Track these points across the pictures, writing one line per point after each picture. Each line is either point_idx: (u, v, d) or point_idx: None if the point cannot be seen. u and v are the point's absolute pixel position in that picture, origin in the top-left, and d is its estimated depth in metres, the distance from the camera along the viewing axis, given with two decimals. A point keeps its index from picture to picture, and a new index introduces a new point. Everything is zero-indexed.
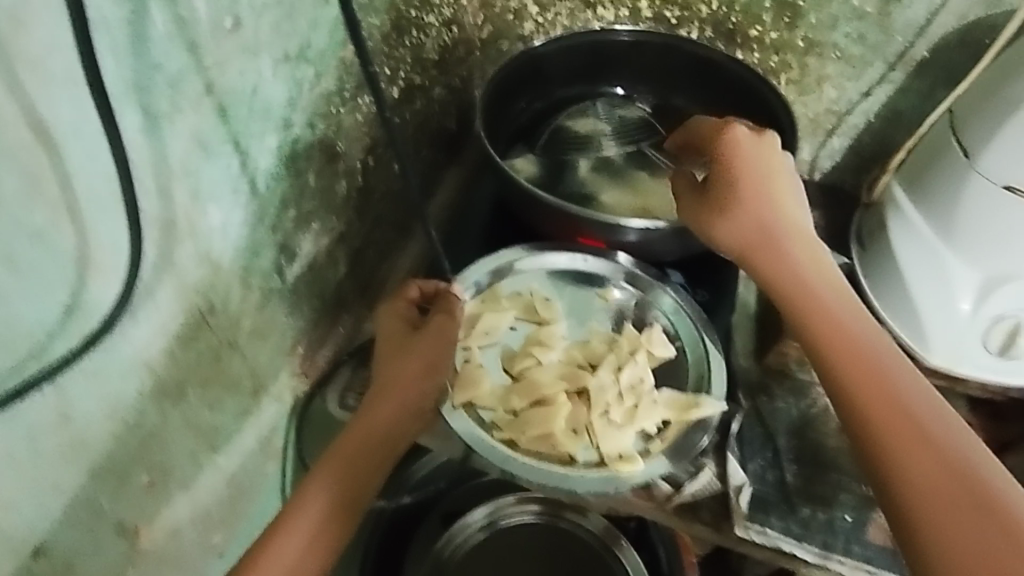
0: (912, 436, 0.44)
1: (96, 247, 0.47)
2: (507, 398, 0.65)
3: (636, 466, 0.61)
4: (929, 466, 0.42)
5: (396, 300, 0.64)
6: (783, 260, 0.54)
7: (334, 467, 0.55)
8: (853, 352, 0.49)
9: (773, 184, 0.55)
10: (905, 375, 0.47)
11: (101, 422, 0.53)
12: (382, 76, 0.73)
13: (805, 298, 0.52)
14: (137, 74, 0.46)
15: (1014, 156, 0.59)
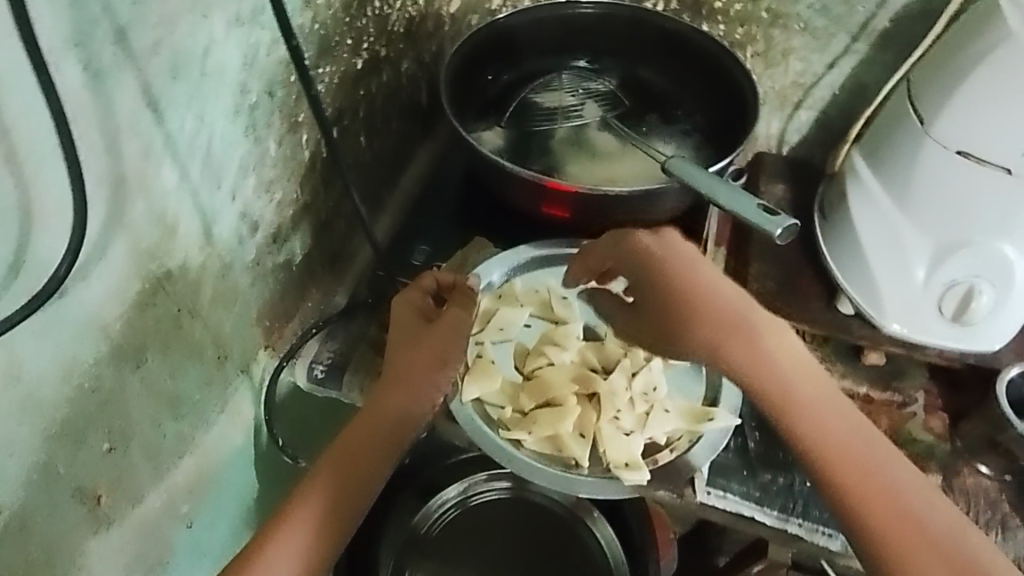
0: (911, 526, 0.47)
1: (39, 200, 0.43)
2: (517, 396, 0.68)
3: (641, 475, 0.62)
4: (930, 553, 0.47)
5: (411, 289, 0.65)
6: (755, 361, 0.52)
7: (342, 456, 0.57)
8: (843, 452, 0.50)
9: (708, 282, 0.55)
10: (884, 452, 0.50)
11: (55, 382, 0.49)
12: (343, 46, 0.71)
13: (784, 399, 0.51)
14: (76, 24, 0.42)
15: (967, 120, 0.58)
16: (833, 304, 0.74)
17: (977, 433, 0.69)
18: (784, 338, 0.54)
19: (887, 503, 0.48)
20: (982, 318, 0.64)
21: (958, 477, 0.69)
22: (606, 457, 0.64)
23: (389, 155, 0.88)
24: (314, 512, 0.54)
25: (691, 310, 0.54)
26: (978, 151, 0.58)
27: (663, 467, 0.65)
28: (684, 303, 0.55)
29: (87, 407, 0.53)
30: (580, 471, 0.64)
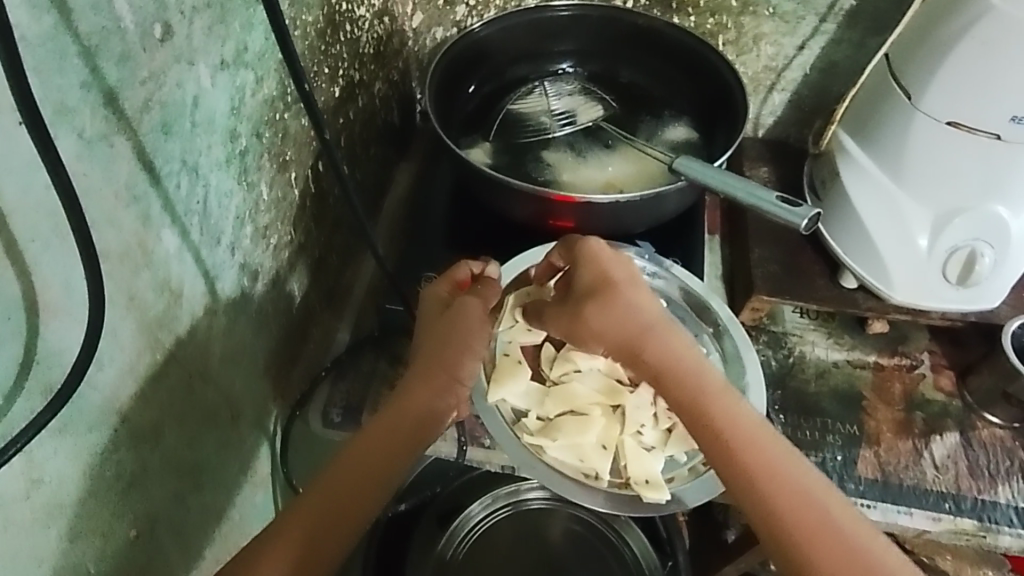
0: (810, 520, 0.46)
1: (45, 288, 0.39)
2: (542, 400, 0.64)
3: (660, 494, 0.59)
4: (836, 552, 0.45)
5: (441, 282, 0.62)
6: (660, 357, 0.53)
7: (366, 452, 0.53)
8: (751, 454, 0.48)
9: (623, 286, 0.55)
10: (785, 450, 0.49)
11: (77, 479, 0.45)
12: (321, 77, 0.68)
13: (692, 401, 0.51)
14: (65, 92, 0.37)
15: (954, 92, 0.60)
16: (836, 280, 0.74)
17: (985, 387, 0.69)
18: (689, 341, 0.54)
19: (787, 500, 0.46)
20: (984, 278, 0.66)
21: (973, 430, 0.70)
22: (627, 470, 0.61)
23: (371, 182, 0.85)
24: (328, 507, 0.50)
25: (596, 313, 0.55)
26: (968, 120, 0.60)
27: (681, 487, 0.61)
28: (593, 305, 0.55)
29: (110, 497, 0.49)
30: (596, 484, 0.61)
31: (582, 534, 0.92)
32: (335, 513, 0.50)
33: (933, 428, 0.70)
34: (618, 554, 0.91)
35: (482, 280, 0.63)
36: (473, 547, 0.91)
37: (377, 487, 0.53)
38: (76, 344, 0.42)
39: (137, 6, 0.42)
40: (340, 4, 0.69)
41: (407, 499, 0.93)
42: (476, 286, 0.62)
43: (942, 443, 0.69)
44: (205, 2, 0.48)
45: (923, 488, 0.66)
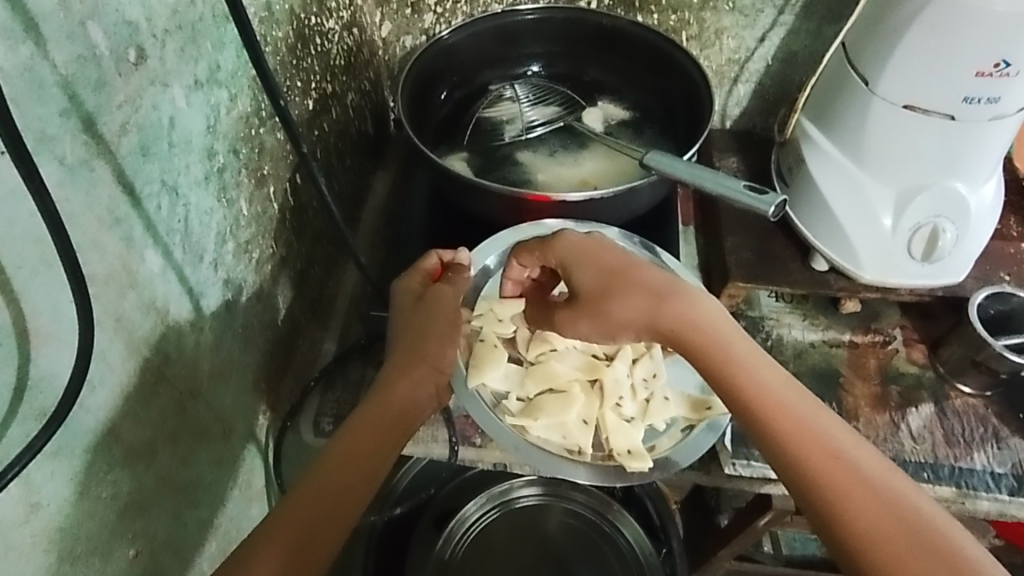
0: (847, 477, 0.46)
1: (33, 315, 0.39)
2: (522, 382, 0.66)
3: (644, 462, 0.60)
4: (864, 488, 0.46)
5: (414, 273, 0.66)
6: (684, 319, 0.54)
7: (353, 442, 0.55)
8: (774, 401, 0.49)
9: (632, 263, 0.57)
10: (814, 407, 0.50)
11: (74, 501, 0.45)
12: (294, 90, 0.69)
13: (713, 354, 0.52)
14: (43, 122, 0.38)
15: (908, 76, 0.62)
16: (808, 263, 0.76)
17: (955, 357, 0.72)
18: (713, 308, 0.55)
19: (820, 454, 0.47)
20: (947, 254, 0.69)
21: (947, 400, 0.72)
22: (609, 443, 0.62)
23: (349, 192, 0.86)
24: (322, 490, 0.52)
25: (616, 294, 0.56)
26: (922, 102, 0.63)
27: (665, 456, 0.62)
28: (609, 286, 0.56)
29: (108, 518, 0.49)
30: (581, 458, 0.62)
31: (579, 527, 0.93)
32: (332, 501, 0.52)
33: (908, 400, 0.72)
34: (613, 543, 0.92)
35: (453, 267, 0.67)
36: (470, 547, 0.92)
37: (368, 476, 0.54)
38: (67, 368, 0.42)
39: (110, 32, 0.42)
40: (309, 18, 0.70)
41: (403, 502, 0.96)
42: (448, 275, 0.67)
43: (918, 415, 0.71)
44: (176, 24, 0.49)
45: (902, 458, 0.68)
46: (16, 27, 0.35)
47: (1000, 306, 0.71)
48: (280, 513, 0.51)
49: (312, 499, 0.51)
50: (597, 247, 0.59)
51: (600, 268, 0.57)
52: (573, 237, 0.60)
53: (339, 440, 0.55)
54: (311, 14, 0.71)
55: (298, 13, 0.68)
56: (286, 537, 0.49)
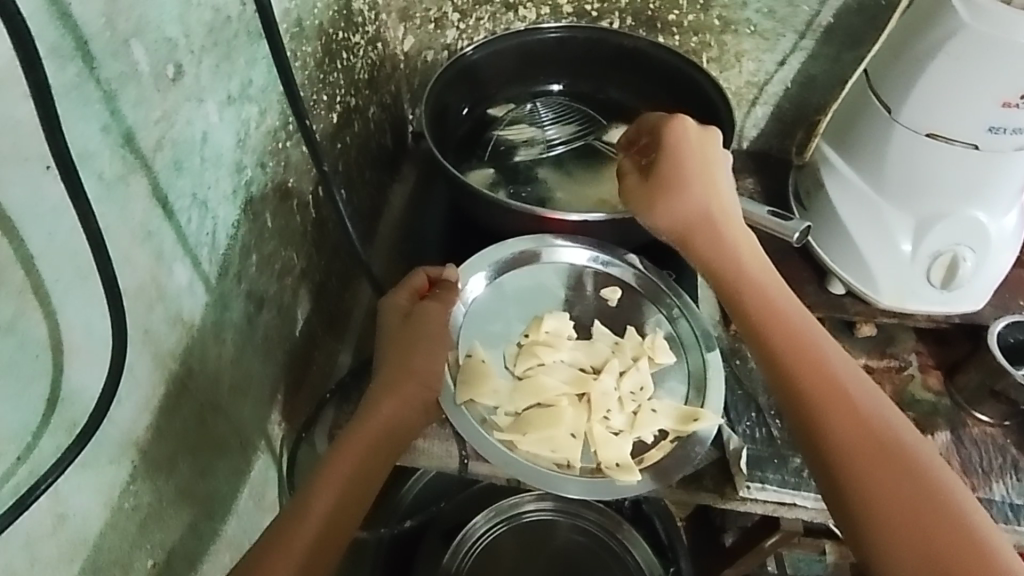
0: (791, 327, 0.57)
1: (68, 329, 0.40)
2: (511, 398, 0.65)
3: (632, 475, 0.61)
4: (810, 357, 0.55)
5: (400, 290, 0.66)
6: (718, 238, 0.61)
7: (345, 460, 0.55)
8: (738, 259, 0.61)
9: (705, 176, 0.62)
10: (859, 380, 0.54)
11: (98, 513, 0.45)
12: (320, 105, 0.70)
13: (722, 254, 0.61)
14: (86, 138, 0.38)
15: (931, 105, 0.63)
16: (823, 287, 0.77)
17: (972, 384, 0.71)
18: (745, 237, 0.62)
19: (852, 421, 0.52)
20: (966, 281, 0.69)
21: (964, 428, 0.72)
22: (599, 457, 0.62)
23: (367, 204, 0.86)
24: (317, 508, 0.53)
25: (693, 186, 0.62)
26: (945, 131, 0.63)
27: (657, 466, 0.62)
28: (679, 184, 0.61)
29: (129, 530, 0.49)
30: (570, 473, 0.62)
31: (586, 544, 0.93)
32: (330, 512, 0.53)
33: (925, 426, 0.72)
34: (622, 563, 0.92)
35: (440, 284, 0.68)
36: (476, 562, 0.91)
37: (360, 491, 0.55)
38: (97, 381, 0.42)
39: (151, 49, 0.43)
40: (336, 34, 0.71)
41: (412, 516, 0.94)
42: (435, 292, 0.67)
43: (935, 442, 0.70)
44: (212, 41, 0.49)
45: None
46: (66, 46, 0.36)
47: (1018, 335, 0.71)
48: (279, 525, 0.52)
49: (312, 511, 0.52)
50: (685, 151, 0.62)
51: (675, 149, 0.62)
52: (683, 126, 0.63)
53: (334, 454, 0.56)
54: (338, 30, 0.72)
55: (326, 28, 0.69)
56: (281, 560, 0.50)
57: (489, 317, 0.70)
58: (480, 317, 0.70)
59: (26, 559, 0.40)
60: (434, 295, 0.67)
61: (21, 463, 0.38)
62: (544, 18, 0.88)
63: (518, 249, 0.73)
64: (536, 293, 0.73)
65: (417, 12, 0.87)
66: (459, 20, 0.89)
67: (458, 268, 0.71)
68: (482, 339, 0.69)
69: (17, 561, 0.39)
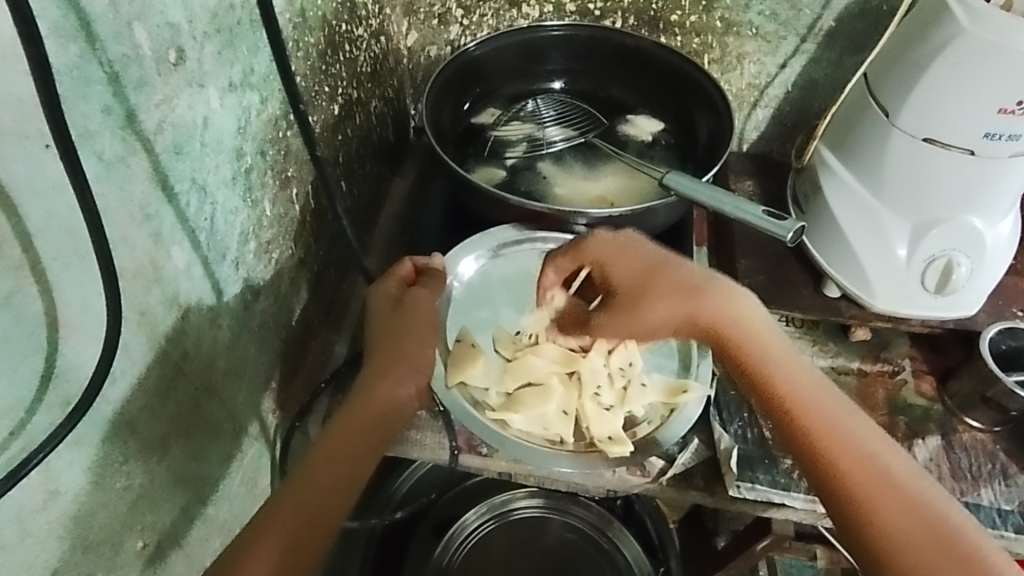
0: (815, 403, 0.51)
1: (64, 307, 0.40)
2: (501, 378, 0.67)
3: (624, 447, 0.63)
4: (825, 426, 0.50)
5: (388, 278, 0.67)
6: (721, 313, 0.55)
7: (338, 443, 0.55)
8: (722, 329, 0.54)
9: (660, 272, 0.58)
10: (847, 411, 0.51)
11: (90, 491, 0.46)
12: (322, 95, 0.70)
13: (709, 322, 0.55)
14: (84, 118, 0.39)
15: (930, 109, 0.63)
16: (819, 290, 0.77)
17: (965, 391, 0.72)
18: (752, 309, 0.56)
19: (854, 463, 0.48)
20: (961, 286, 0.69)
21: (955, 433, 0.72)
22: (590, 432, 0.64)
23: (368, 197, 0.87)
24: (311, 488, 0.52)
25: (643, 314, 0.58)
26: (942, 136, 0.63)
27: (646, 440, 0.65)
28: (652, 280, 0.58)
29: (119, 509, 0.49)
30: (564, 448, 0.64)
31: (576, 541, 0.93)
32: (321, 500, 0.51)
33: (916, 431, 0.72)
34: (611, 560, 0.92)
35: (427, 271, 0.69)
36: (468, 557, 0.92)
37: (356, 474, 0.54)
38: (92, 359, 0.43)
39: (153, 33, 0.43)
40: (340, 25, 0.72)
41: (401, 508, 0.93)
42: (423, 279, 0.68)
43: (925, 446, 0.71)
44: (215, 27, 0.50)
45: None
46: (68, 25, 0.37)
47: (1012, 341, 0.71)
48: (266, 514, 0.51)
49: (302, 501, 0.51)
50: (613, 259, 0.61)
51: (643, 272, 0.59)
52: (603, 236, 0.63)
53: (324, 440, 0.55)
54: (341, 22, 0.72)
55: (330, 19, 0.69)
56: (281, 537, 0.49)
57: (476, 304, 0.73)
58: (466, 302, 0.73)
59: (16, 532, 0.40)
60: (422, 282, 0.68)
61: (13, 438, 0.38)
62: (548, 16, 0.88)
63: (502, 237, 0.76)
64: (522, 279, 0.75)
65: (421, 7, 0.88)
66: (462, 15, 0.89)
67: (443, 258, 0.73)
68: (470, 323, 0.71)
69: (7, 533, 0.40)
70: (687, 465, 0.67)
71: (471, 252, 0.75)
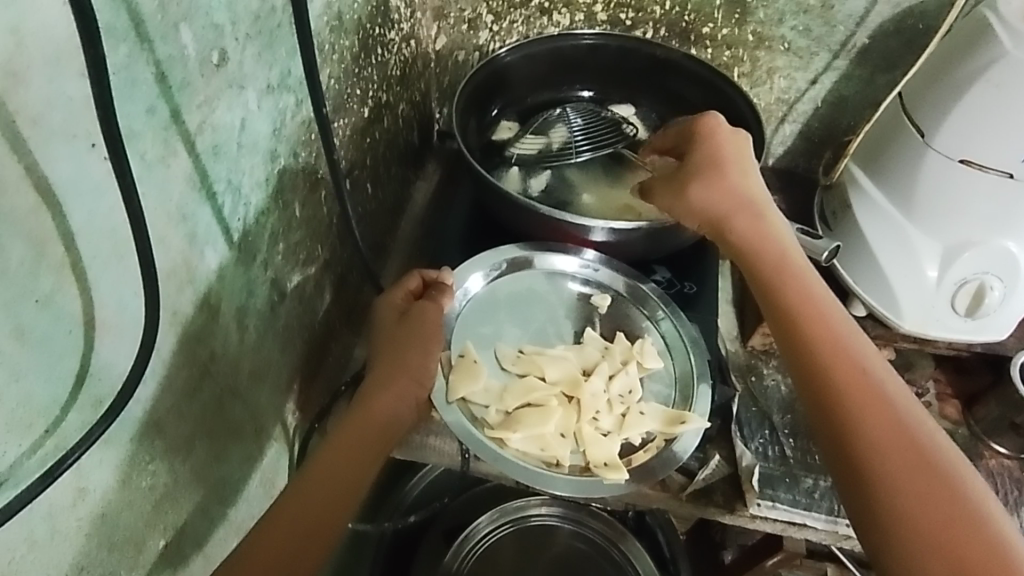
0: (851, 364, 0.52)
1: (102, 306, 0.40)
2: (502, 397, 0.65)
3: (619, 475, 0.61)
4: (857, 383, 0.51)
5: (396, 290, 0.66)
6: (761, 225, 0.62)
7: (336, 456, 0.55)
8: (799, 291, 0.57)
9: (735, 163, 0.65)
10: (879, 363, 0.52)
11: (117, 490, 0.46)
12: (354, 98, 0.70)
13: (788, 271, 0.59)
14: (129, 119, 0.39)
15: (968, 131, 0.62)
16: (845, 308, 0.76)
17: (992, 416, 0.71)
18: (784, 231, 0.63)
19: (875, 410, 0.49)
20: (992, 311, 0.68)
21: (980, 458, 0.71)
22: (587, 456, 0.63)
23: (391, 200, 0.87)
24: (308, 503, 0.51)
25: (694, 189, 0.64)
26: (979, 159, 0.63)
27: (643, 466, 0.63)
28: (717, 163, 0.64)
29: (143, 509, 0.49)
30: (559, 470, 0.62)
31: (587, 552, 0.92)
32: (317, 508, 0.51)
33: None
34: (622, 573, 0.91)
35: (435, 285, 0.68)
36: (478, 563, 0.90)
37: (353, 487, 0.54)
38: (125, 360, 0.43)
39: (199, 35, 0.44)
40: (373, 29, 0.72)
41: (414, 511, 0.94)
42: (429, 292, 0.67)
43: None
44: (256, 29, 0.50)
45: None
46: (120, 26, 0.37)
47: None
48: (265, 521, 0.50)
49: (299, 509, 0.51)
50: (716, 137, 0.66)
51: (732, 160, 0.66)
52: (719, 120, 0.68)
53: (325, 452, 0.55)
54: (375, 25, 0.72)
55: (364, 23, 0.69)
56: (274, 550, 0.49)
57: (478, 319, 0.71)
58: (472, 317, 0.71)
59: (46, 528, 0.40)
60: (428, 296, 0.67)
61: (48, 437, 0.38)
62: (578, 24, 0.88)
63: (511, 254, 0.76)
64: (527, 297, 0.74)
65: (452, 12, 0.88)
66: (493, 21, 0.89)
67: (454, 273, 0.72)
68: (473, 338, 0.70)
69: (38, 528, 0.40)
70: (708, 481, 0.66)
71: (485, 267, 0.75)
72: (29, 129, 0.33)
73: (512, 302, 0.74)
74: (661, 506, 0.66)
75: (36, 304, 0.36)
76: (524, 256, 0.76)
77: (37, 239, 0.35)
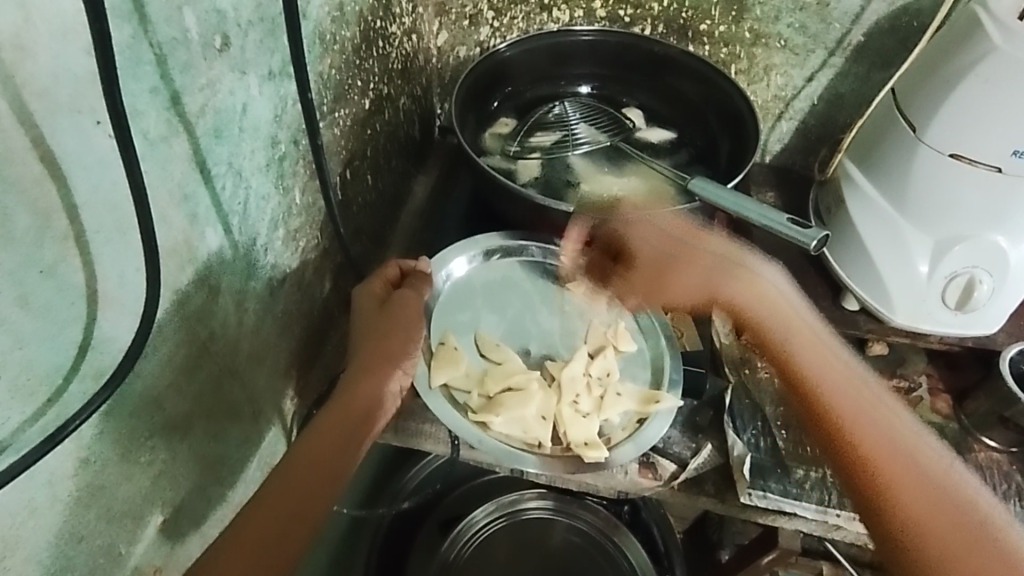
0: (915, 475, 0.56)
1: (104, 278, 0.41)
2: (483, 381, 0.66)
3: (600, 452, 0.62)
4: (914, 483, 0.55)
5: (374, 279, 0.67)
6: (751, 283, 0.71)
7: (319, 443, 0.55)
8: (807, 346, 0.67)
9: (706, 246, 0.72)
10: (929, 442, 0.58)
11: (116, 463, 0.47)
12: (355, 89, 0.71)
13: (807, 346, 0.66)
14: (133, 98, 0.40)
15: (957, 125, 0.63)
16: (838, 303, 0.77)
17: (982, 410, 0.71)
18: (792, 300, 0.71)
19: (927, 511, 0.54)
20: (983, 304, 0.68)
21: (971, 452, 0.71)
22: (567, 437, 0.63)
23: (391, 193, 0.88)
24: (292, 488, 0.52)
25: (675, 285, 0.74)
26: (969, 153, 0.63)
27: (619, 446, 0.64)
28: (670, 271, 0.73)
29: (143, 483, 0.51)
30: (540, 451, 0.63)
31: (583, 546, 0.93)
32: (300, 490, 0.53)
33: None
34: (617, 567, 0.91)
35: (414, 274, 0.68)
36: (473, 553, 0.91)
37: (335, 471, 0.54)
38: (126, 333, 0.44)
39: (202, 19, 0.45)
40: (375, 21, 0.73)
41: (411, 497, 0.97)
42: (408, 281, 0.68)
43: None
44: (258, 16, 0.51)
45: None
46: (123, 7, 0.38)
47: None
48: (247, 513, 0.51)
49: (281, 499, 0.52)
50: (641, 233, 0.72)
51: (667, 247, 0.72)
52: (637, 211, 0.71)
53: (302, 442, 0.55)
54: (377, 18, 0.74)
55: (365, 15, 0.71)
56: (252, 535, 0.50)
57: (458, 307, 0.72)
58: (450, 304, 0.72)
59: (47, 494, 0.41)
60: (408, 285, 0.67)
61: (50, 405, 0.39)
62: (578, 20, 0.89)
63: (486, 245, 0.77)
64: (504, 286, 0.75)
65: (453, 8, 0.89)
66: (494, 17, 0.90)
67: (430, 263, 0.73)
68: (452, 326, 0.71)
69: (39, 494, 0.41)
70: (700, 471, 0.67)
71: (462, 256, 0.75)
72: (34, 101, 0.34)
73: (492, 285, 0.75)
74: (653, 495, 0.67)
75: (40, 274, 0.37)
76: (500, 245, 0.77)
77: (41, 210, 0.36)
